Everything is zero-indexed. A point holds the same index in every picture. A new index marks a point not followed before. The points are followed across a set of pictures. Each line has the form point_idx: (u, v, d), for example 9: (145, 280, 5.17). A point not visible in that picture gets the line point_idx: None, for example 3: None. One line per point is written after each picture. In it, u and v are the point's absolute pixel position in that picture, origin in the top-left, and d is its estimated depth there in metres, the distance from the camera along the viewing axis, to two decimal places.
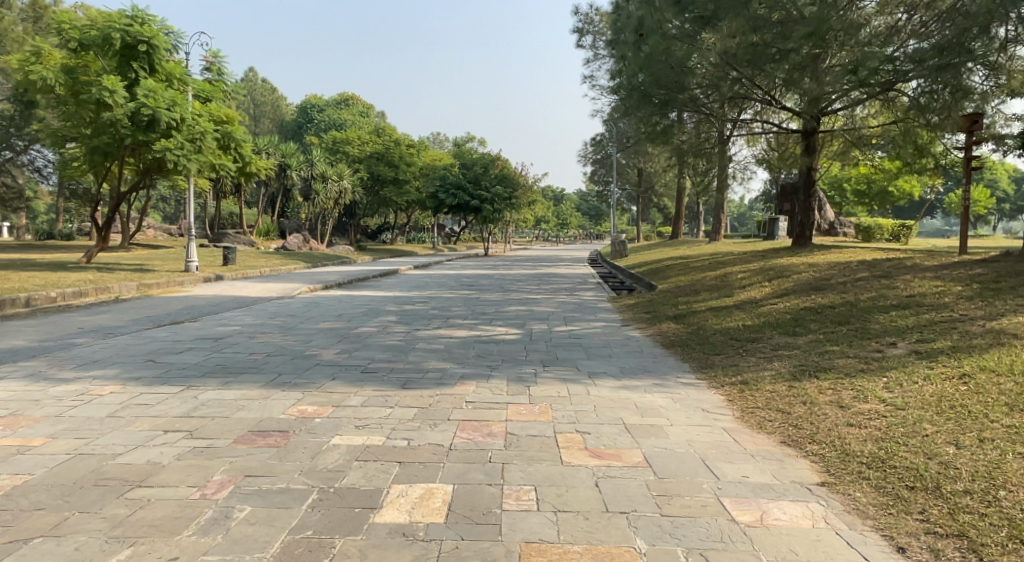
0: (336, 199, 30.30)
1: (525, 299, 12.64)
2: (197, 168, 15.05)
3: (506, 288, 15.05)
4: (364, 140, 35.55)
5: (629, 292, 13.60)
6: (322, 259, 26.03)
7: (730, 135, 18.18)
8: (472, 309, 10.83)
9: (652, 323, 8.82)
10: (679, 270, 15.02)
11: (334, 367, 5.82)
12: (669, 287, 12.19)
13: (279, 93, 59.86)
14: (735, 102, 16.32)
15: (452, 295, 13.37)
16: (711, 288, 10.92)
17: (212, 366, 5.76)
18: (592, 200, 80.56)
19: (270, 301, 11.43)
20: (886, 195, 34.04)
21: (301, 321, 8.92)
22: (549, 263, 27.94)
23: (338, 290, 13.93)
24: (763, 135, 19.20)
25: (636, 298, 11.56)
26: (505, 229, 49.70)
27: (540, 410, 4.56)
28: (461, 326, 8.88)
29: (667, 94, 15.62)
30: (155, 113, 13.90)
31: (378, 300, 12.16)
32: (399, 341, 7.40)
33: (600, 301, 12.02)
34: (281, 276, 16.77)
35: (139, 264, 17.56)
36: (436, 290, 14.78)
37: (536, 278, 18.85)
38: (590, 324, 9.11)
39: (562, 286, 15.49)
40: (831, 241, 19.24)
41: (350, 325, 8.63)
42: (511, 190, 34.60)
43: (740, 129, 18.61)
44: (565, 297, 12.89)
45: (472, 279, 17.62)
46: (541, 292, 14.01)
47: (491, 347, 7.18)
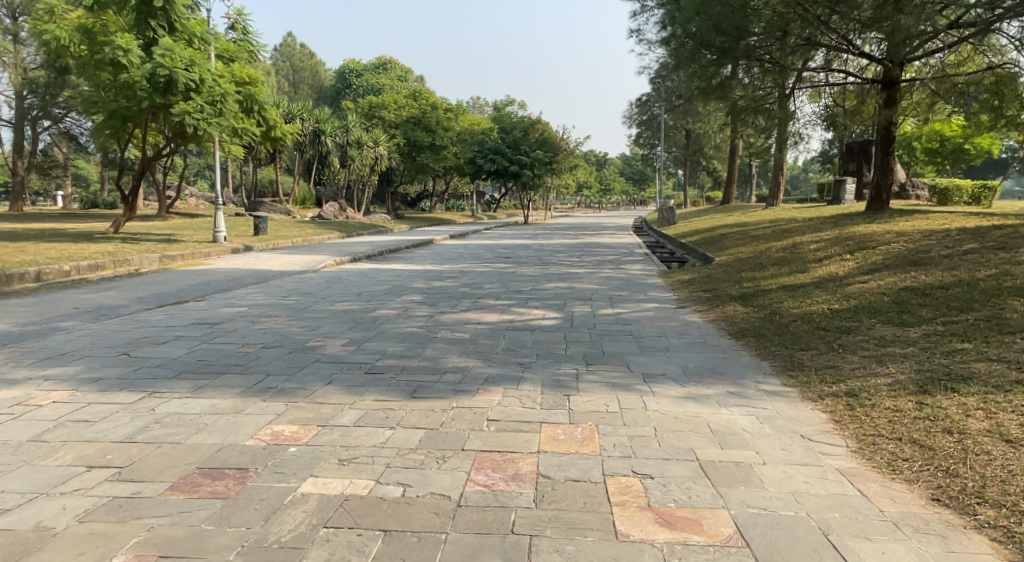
0: (372, 166, 29.34)
1: (566, 273, 11.49)
2: (218, 132, 14.22)
3: (544, 261, 13.90)
4: (400, 104, 34.46)
5: (682, 265, 12.28)
6: (358, 229, 25.25)
7: (794, 88, 16.41)
8: (507, 286, 9.75)
9: (714, 305, 7.58)
10: (738, 239, 13.57)
11: (334, 366, 4.83)
12: (729, 260, 10.84)
13: (317, 58, 59.04)
14: (803, 49, 14.59)
15: (486, 270, 12.31)
16: (779, 261, 9.55)
17: (191, 364, 4.85)
18: (637, 164, 77.98)
19: (290, 277, 10.58)
20: (960, 154, 31.27)
21: (315, 301, 8.00)
22: (592, 232, 26.54)
23: (365, 263, 13.02)
24: (830, 88, 17.35)
25: (691, 273, 10.28)
26: (546, 196, 48.19)
27: (584, 436, 3.46)
28: (492, 308, 7.82)
29: (728, 42, 13.97)
30: (172, 74, 13.06)
31: (406, 275, 11.19)
32: (418, 329, 6.37)
33: (650, 277, 10.79)
34: (309, 247, 15.96)
35: (167, 235, 17.01)
36: (470, 263, 13.73)
37: (578, 248, 17.62)
38: (641, 305, 7.93)
39: (606, 258, 14.25)
40: (906, 206, 17.37)
41: (367, 307, 7.65)
42: (552, 154, 33.19)
43: (805, 82, 16.82)
44: (610, 271, 11.68)
45: (509, 251, 16.49)
46: (583, 265, 12.80)
47: (525, 337, 6.10)
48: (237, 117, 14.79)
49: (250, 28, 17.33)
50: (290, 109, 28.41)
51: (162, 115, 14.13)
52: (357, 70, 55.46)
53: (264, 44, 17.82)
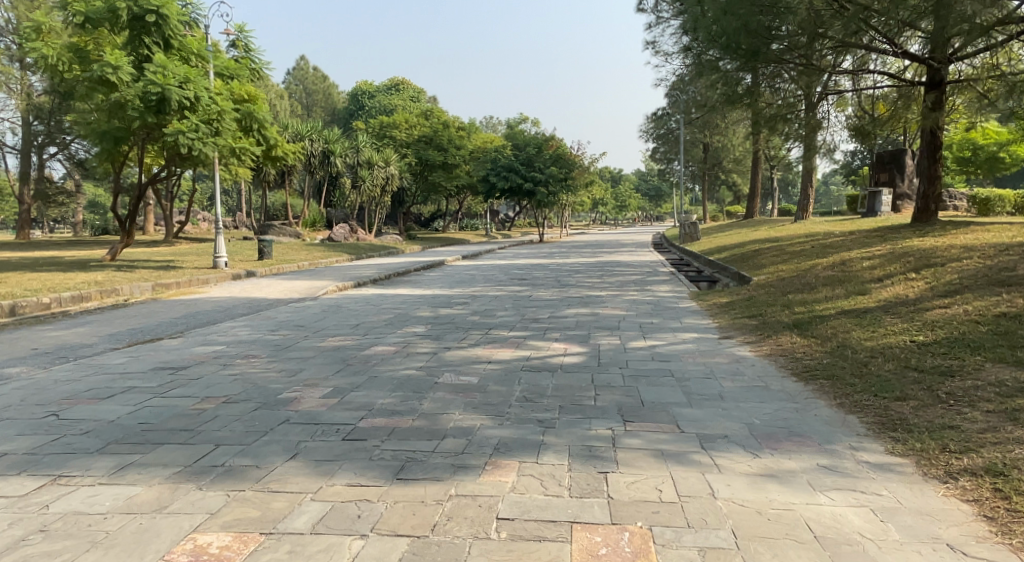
0: (383, 185, 28.81)
1: (587, 296, 10.43)
2: (214, 153, 13.39)
3: (562, 282, 12.84)
4: (412, 123, 33.83)
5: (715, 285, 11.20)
6: (368, 251, 24.42)
7: (826, 94, 15.32)
8: (522, 313, 8.72)
9: (764, 336, 6.52)
10: (775, 256, 12.48)
11: (306, 428, 3.83)
12: (770, 280, 9.75)
13: (330, 80, 58.92)
14: (838, 50, 13.52)
15: (499, 294, 11.28)
16: (832, 283, 8.47)
17: (127, 428, 3.86)
18: (653, 179, 76.84)
19: (285, 306, 9.63)
20: (994, 163, 29.93)
21: (305, 336, 7.01)
22: (611, 249, 25.55)
23: (371, 289, 12.09)
24: (863, 94, 16.29)
25: (730, 295, 9.19)
26: (561, 213, 47.30)
27: (634, 552, 2.42)
28: (504, 341, 6.77)
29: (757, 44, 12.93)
30: (164, 91, 12.30)
31: (412, 301, 10.20)
32: (418, 372, 5.36)
33: (682, 299, 9.68)
34: (314, 272, 15.09)
35: (167, 261, 16.25)
36: (482, 286, 12.71)
37: (597, 268, 16.55)
38: (679, 336, 6.83)
39: (628, 278, 13.16)
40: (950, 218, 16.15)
41: (362, 342, 6.65)
42: (567, 170, 32.33)
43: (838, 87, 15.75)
44: (636, 293, 10.60)
45: (525, 271, 15.49)
46: (606, 287, 11.76)
47: (545, 382, 5.04)
48: (237, 135, 14.00)
49: (251, 46, 16.64)
50: (299, 129, 27.81)
51: (157, 135, 13.36)
52: (370, 91, 55.10)
53: (267, 62, 17.13)
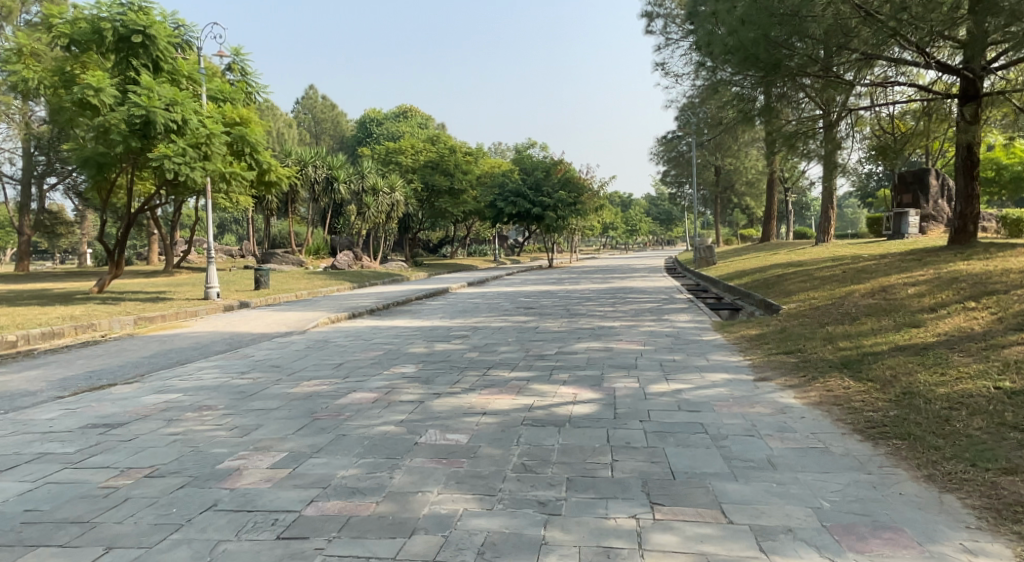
0: (388, 212, 28.16)
1: (599, 328, 9.49)
2: (202, 178, 12.58)
3: (572, 312, 11.91)
4: (418, 149, 33.31)
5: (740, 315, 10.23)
6: (372, 279, 23.65)
7: (850, 109, 14.42)
8: (526, 349, 7.79)
9: (809, 379, 5.57)
10: (802, 282, 11.51)
11: (235, 520, 2.93)
12: (803, 310, 8.80)
13: (338, 108, 58.93)
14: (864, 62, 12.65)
15: (502, 325, 10.36)
16: (877, 315, 7.52)
17: (5, 520, 2.98)
18: (664, 204, 76.09)
19: (267, 343, 8.76)
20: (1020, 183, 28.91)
21: (276, 381, 6.12)
22: (624, 274, 24.61)
23: (366, 320, 11.23)
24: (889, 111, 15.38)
25: (759, 327, 8.25)
26: (571, 238, 46.48)
27: None
28: (504, 385, 5.84)
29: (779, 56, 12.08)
30: (148, 114, 11.63)
31: (406, 335, 9.30)
32: (397, 428, 4.45)
33: (705, 332, 8.71)
34: (309, 302, 14.25)
35: (157, 294, 15.49)
36: (485, 316, 11.81)
37: (610, 295, 15.60)
38: (707, 378, 5.87)
39: (643, 307, 12.20)
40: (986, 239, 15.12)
41: (340, 387, 5.73)
42: (576, 194, 31.61)
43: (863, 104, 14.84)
44: (653, 325, 9.65)
45: (532, 300, 14.57)
46: (619, 316, 10.81)
47: (549, 442, 4.11)
48: (228, 159, 13.29)
49: (247, 69, 16.15)
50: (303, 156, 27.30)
51: (143, 161, 12.70)
52: (378, 119, 54.94)
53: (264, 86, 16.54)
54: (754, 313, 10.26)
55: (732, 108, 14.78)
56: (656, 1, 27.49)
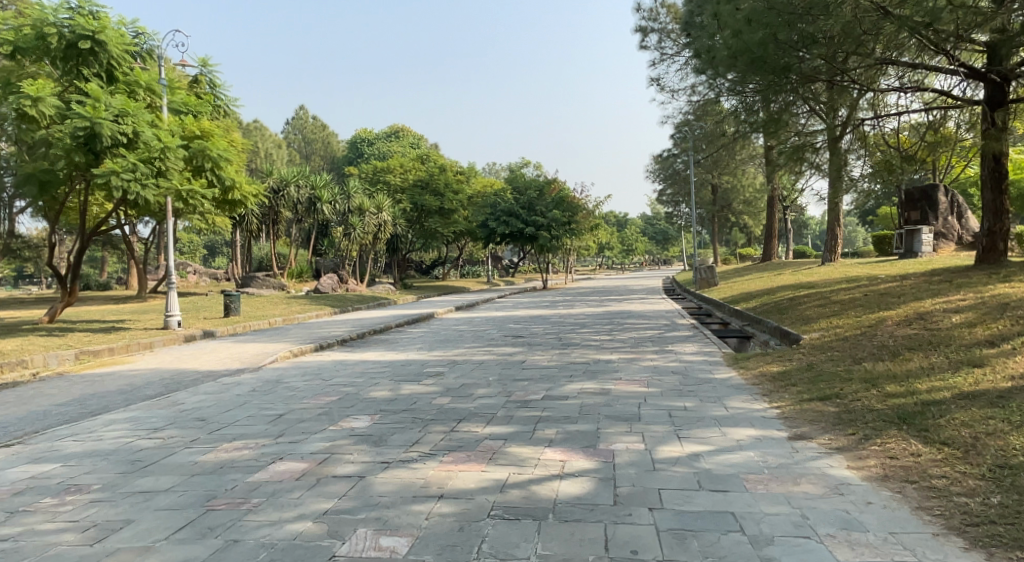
0: (375, 233, 27.03)
1: (593, 363, 8.27)
2: (155, 197, 11.38)
3: (564, 341, 10.69)
4: (407, 168, 32.27)
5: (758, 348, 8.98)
6: (356, 303, 22.43)
7: (865, 119, 13.32)
8: (509, 391, 6.56)
9: (861, 441, 4.36)
10: (819, 308, 10.35)
11: None
12: (827, 341, 7.64)
13: (330, 129, 58.02)
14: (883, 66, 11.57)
15: (485, 359, 9.13)
16: (923, 349, 6.34)
17: None
18: (659, 223, 75.26)
19: (209, 386, 7.52)
20: None
21: (192, 442, 4.89)
22: (621, 296, 23.42)
23: (333, 353, 9.99)
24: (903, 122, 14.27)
25: (781, 364, 7.06)
26: (566, 258, 45.41)
27: None
28: (475, 446, 4.61)
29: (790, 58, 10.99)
30: (93, 125, 10.47)
31: (372, 373, 8.06)
32: (315, 525, 3.24)
33: (717, 367, 7.51)
34: (278, 332, 13.01)
35: (114, 323, 14.21)
36: (468, 347, 10.60)
37: (606, 320, 14.39)
38: (730, 436, 4.66)
39: (643, 335, 11.00)
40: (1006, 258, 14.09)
41: (262, 453, 4.49)
42: (570, 214, 30.65)
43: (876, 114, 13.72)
44: (657, 357, 8.44)
45: (522, 326, 13.36)
46: (618, 347, 9.60)
47: (522, 552, 2.91)
48: (188, 176, 12.12)
49: (216, 82, 15.12)
50: (285, 175, 26.17)
51: (91, 177, 11.51)
52: (369, 138, 54.01)
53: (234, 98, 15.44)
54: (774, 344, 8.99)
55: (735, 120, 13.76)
56: (650, 16, 26.69)
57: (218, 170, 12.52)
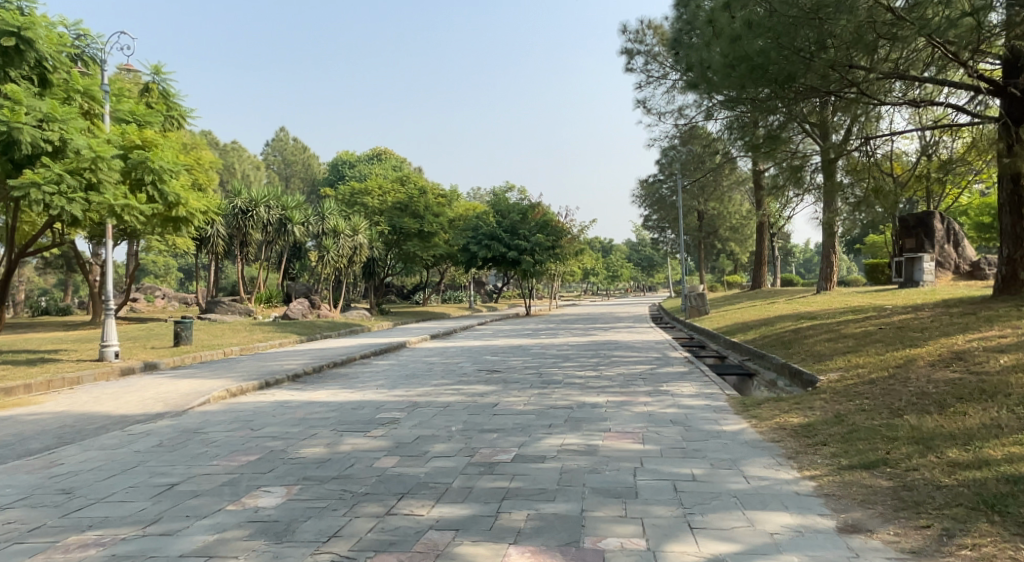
0: (350, 256, 25.78)
1: (577, 408, 7.04)
2: (82, 212, 10.05)
3: (543, 378, 9.47)
4: (385, 190, 31.02)
5: (769, 391, 7.72)
6: (326, 330, 21.05)
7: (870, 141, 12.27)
8: (472, 447, 5.32)
9: (941, 541, 3.16)
10: (828, 342, 9.25)
11: None
12: (849, 387, 6.49)
13: (311, 150, 56.88)
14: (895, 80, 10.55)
15: (451, 400, 7.87)
16: (977, 399, 5.17)
17: None
18: (645, 249, 74.55)
19: (111, 438, 6.21)
20: None
21: (30, 534, 3.60)
22: (608, 324, 22.23)
23: (279, 393, 8.68)
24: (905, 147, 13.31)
25: (801, 416, 5.86)
26: (550, 284, 44.28)
27: None
28: (412, 543, 3.34)
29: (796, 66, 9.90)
30: (10, 130, 9.18)
31: (314, 420, 6.76)
32: None
33: (724, 416, 6.32)
34: (227, 365, 11.66)
35: (45, 354, 12.73)
36: (436, 383, 9.34)
37: (592, 352, 13.19)
38: (760, 527, 3.44)
39: (633, 370, 9.81)
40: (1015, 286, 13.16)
41: (111, 558, 3.21)
42: (555, 237, 29.71)
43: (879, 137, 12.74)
44: (651, 401, 7.23)
45: (499, 359, 12.10)
46: (605, 386, 8.40)
47: None
48: (124, 190, 10.84)
49: (170, 91, 14.00)
50: (254, 196, 24.64)
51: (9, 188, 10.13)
52: (350, 161, 52.79)
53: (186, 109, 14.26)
54: (788, 388, 7.73)
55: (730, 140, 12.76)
56: (635, 38, 26.02)
57: (160, 183, 11.24)
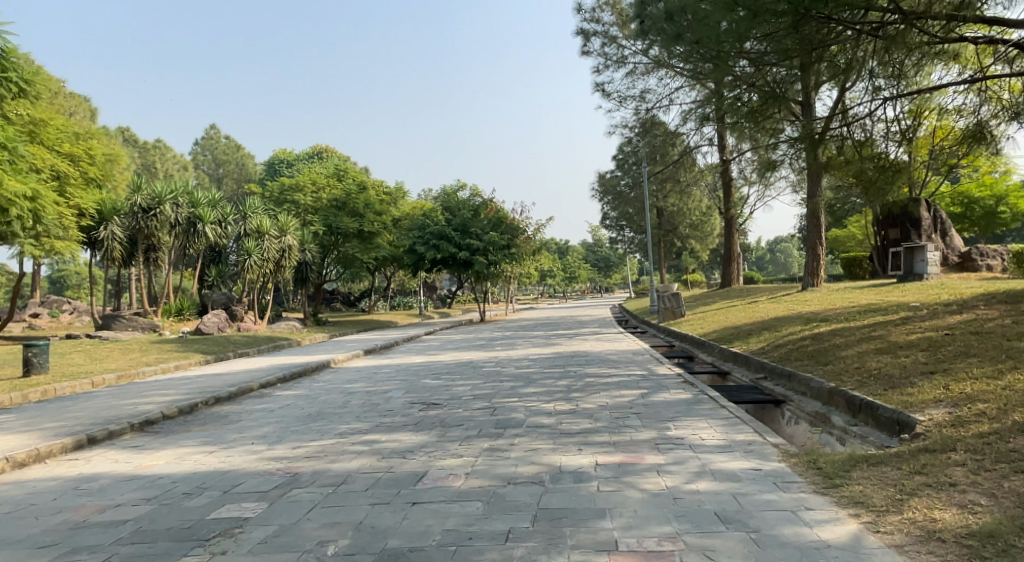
0: (277, 259, 22.67)
1: (550, 485, 4.29)
2: None
3: (498, 417, 6.71)
4: (320, 185, 27.61)
5: (836, 447, 5.07)
6: (245, 346, 17.83)
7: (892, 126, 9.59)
8: None
9: None
10: (880, 357, 6.79)
11: None
12: (999, 442, 3.91)
13: (245, 150, 52.74)
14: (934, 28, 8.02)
15: (350, 468, 5.02)
16: None
17: None
18: (602, 249, 72.72)
19: None
20: (992, 218, 27.89)
21: None
22: (573, 331, 19.52)
23: (97, 461, 5.69)
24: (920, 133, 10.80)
25: (958, 510, 3.24)
26: (505, 287, 41.57)
27: None
28: None
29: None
30: None
31: (93, 530, 3.85)
32: None
33: (807, 500, 3.70)
34: (67, 407, 8.49)
35: None
36: (344, 429, 6.48)
37: (560, 369, 10.48)
38: None
39: (622, 401, 7.15)
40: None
41: None
42: (510, 235, 27.13)
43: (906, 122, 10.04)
44: (668, 466, 4.55)
45: (441, 385, 9.26)
46: (590, 432, 5.70)
47: None
48: None
49: (9, 49, 11.40)
50: (158, 191, 20.97)
51: None
52: (288, 159, 48.81)
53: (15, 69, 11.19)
54: (863, 438, 5.09)
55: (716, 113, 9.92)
56: (594, 16, 23.57)
57: None
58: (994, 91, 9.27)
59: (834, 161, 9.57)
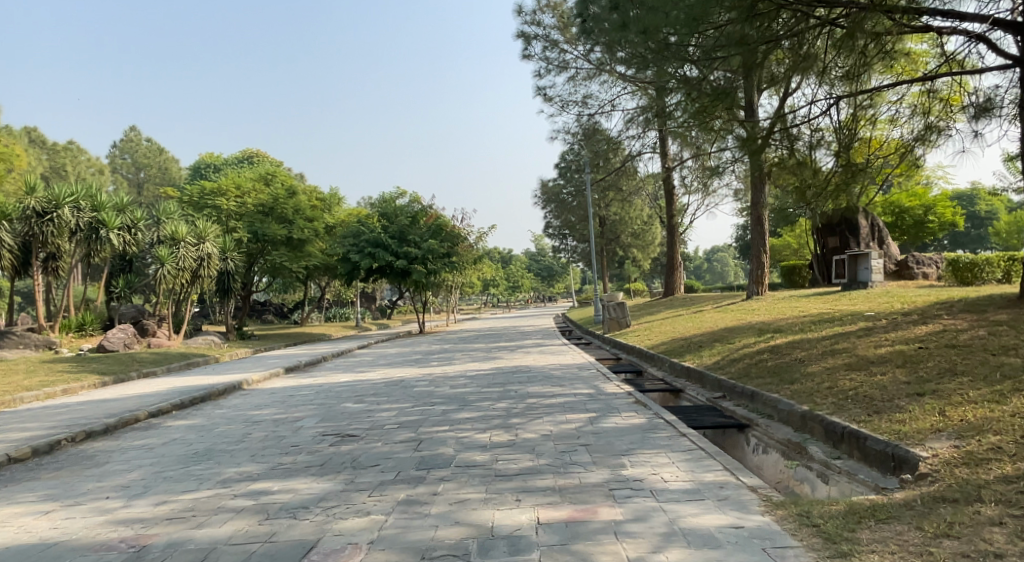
0: (194, 269, 20.89)
1: (477, 559, 3.28)
2: None
3: (422, 453, 5.64)
4: (244, 190, 25.77)
5: (819, 492, 4.21)
6: (153, 365, 16.06)
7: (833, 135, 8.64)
8: None
9: None
10: (851, 375, 6.07)
11: None
12: None
13: (168, 153, 49.68)
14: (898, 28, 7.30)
15: (220, 536, 3.86)
16: None
17: None
18: (544, 258, 72.22)
19: None
20: (921, 227, 28.60)
21: None
22: (516, 342, 18.54)
23: None
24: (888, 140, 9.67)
25: None
26: (447, 296, 40.30)
27: None
28: None
29: None
30: None
31: None
32: None
33: None
34: None
35: None
36: (232, 475, 5.28)
37: (498, 388, 9.45)
38: None
39: (567, 429, 6.20)
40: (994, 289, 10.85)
41: None
42: (450, 243, 26.06)
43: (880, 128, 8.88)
44: (627, 524, 3.61)
45: (362, 410, 8.08)
46: (529, 473, 4.71)
47: None
48: None
49: None
50: (56, 193, 19.02)
51: None
52: (215, 163, 46.22)
53: None
54: (852, 478, 4.26)
55: (656, 114, 9.43)
56: (535, 18, 22.83)
57: None
58: (930, 101, 8.55)
59: (777, 167, 8.84)
